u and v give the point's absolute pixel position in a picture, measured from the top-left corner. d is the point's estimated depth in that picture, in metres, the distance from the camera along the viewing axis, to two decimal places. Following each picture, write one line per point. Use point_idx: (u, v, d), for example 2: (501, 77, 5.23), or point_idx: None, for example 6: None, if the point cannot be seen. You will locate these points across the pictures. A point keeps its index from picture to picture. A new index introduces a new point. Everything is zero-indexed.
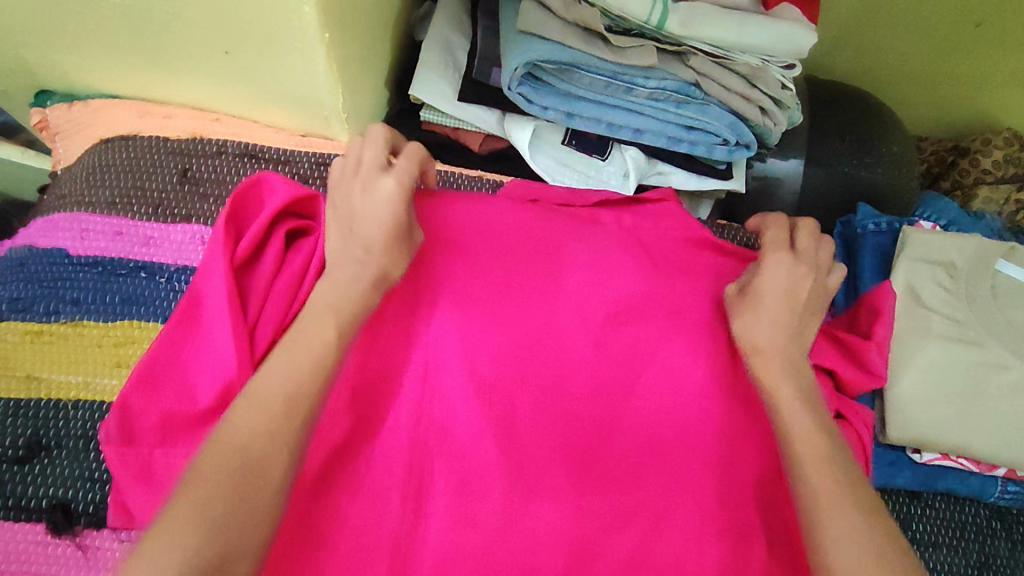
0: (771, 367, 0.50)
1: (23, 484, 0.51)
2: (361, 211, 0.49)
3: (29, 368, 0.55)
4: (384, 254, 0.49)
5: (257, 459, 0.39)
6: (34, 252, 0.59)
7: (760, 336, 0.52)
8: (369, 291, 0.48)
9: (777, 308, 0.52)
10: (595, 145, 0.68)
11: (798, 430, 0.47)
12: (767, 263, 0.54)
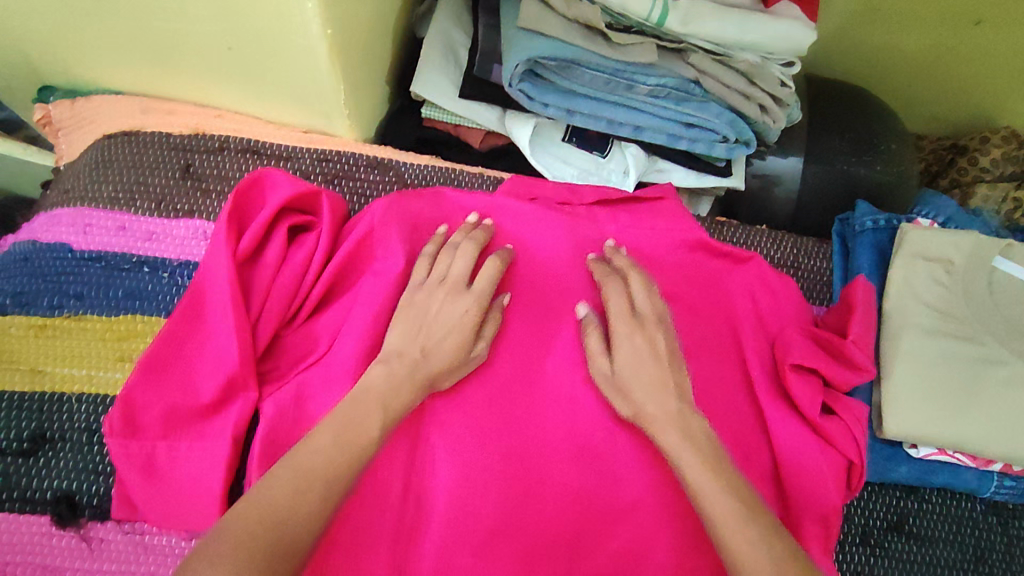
0: (666, 433, 0.51)
1: (28, 477, 0.52)
2: (434, 321, 0.53)
3: (33, 362, 0.55)
4: (446, 368, 0.52)
5: (276, 493, 0.39)
6: (38, 247, 0.59)
7: (646, 408, 0.53)
8: (417, 390, 0.50)
9: (642, 377, 0.54)
10: (595, 142, 0.69)
11: (705, 493, 0.47)
12: (618, 344, 0.55)
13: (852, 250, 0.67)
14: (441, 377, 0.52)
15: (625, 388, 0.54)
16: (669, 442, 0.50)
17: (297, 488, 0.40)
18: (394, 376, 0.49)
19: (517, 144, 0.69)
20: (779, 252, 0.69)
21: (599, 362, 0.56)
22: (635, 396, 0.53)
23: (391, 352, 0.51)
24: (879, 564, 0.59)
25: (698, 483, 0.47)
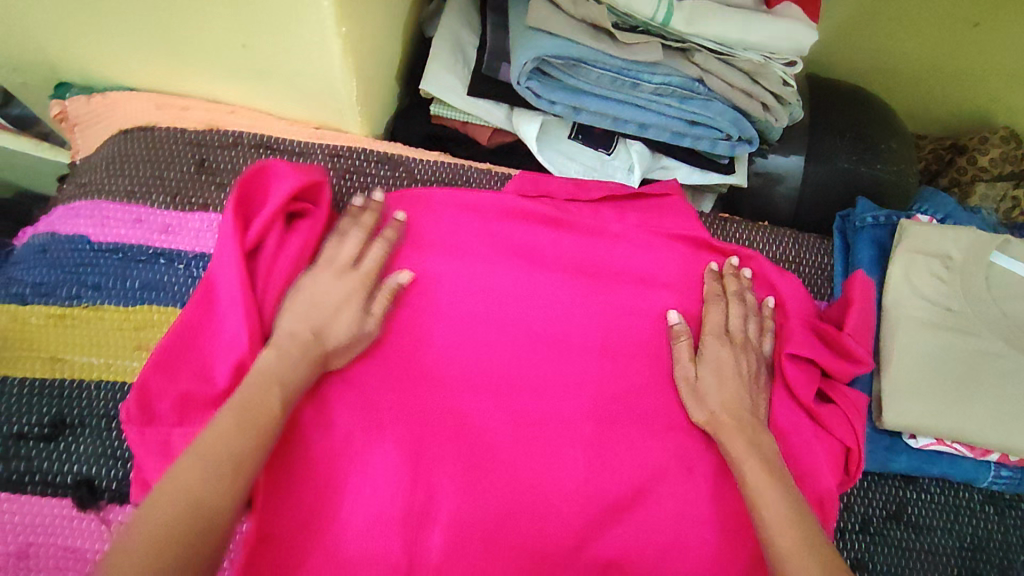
0: (735, 440, 0.55)
1: (49, 461, 0.53)
2: (324, 302, 0.54)
3: (53, 350, 0.57)
4: (339, 346, 0.53)
5: (199, 487, 0.41)
6: (56, 239, 0.60)
7: (721, 416, 0.56)
8: (309, 366, 0.51)
9: (724, 390, 0.58)
10: (601, 139, 0.70)
11: (766, 501, 0.50)
12: (705, 355, 0.59)
13: (852, 246, 0.69)
14: (332, 357, 0.53)
15: (703, 395, 0.58)
16: (735, 449, 0.54)
17: (207, 474, 0.42)
18: (286, 359, 0.50)
19: (524, 141, 0.70)
20: (780, 248, 0.70)
21: (683, 369, 0.59)
22: (710, 403, 0.57)
23: (280, 337, 0.51)
24: (878, 552, 0.60)
25: (755, 488, 0.51)
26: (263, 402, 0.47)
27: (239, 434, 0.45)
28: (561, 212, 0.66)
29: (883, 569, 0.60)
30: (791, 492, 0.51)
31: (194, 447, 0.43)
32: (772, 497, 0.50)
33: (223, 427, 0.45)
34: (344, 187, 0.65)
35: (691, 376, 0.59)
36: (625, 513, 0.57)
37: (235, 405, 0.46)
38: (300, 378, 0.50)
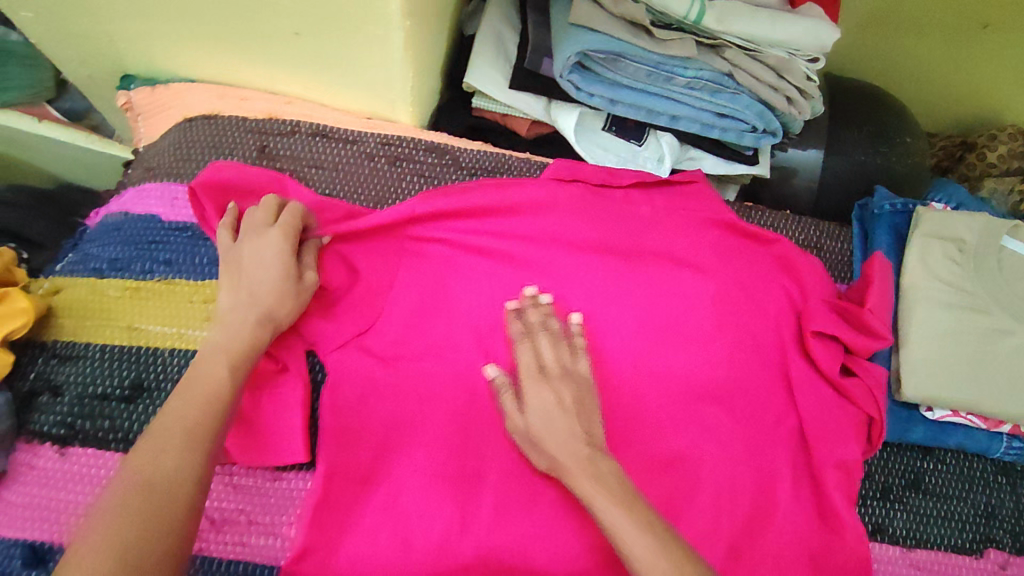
0: (579, 483, 0.51)
1: (129, 421, 0.57)
2: (252, 265, 0.57)
3: (130, 319, 0.61)
4: (279, 299, 0.56)
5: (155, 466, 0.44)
6: (130, 218, 0.65)
7: (559, 459, 0.53)
8: (254, 328, 0.54)
9: (554, 428, 0.54)
10: (633, 131, 0.75)
11: (620, 528, 0.48)
12: (529, 403, 0.56)
13: (870, 232, 0.72)
14: (277, 311, 0.56)
15: (540, 442, 0.55)
16: (583, 489, 0.51)
17: (158, 452, 0.45)
18: (231, 329, 0.54)
19: (561, 132, 0.74)
20: (802, 234, 0.74)
21: (519, 430, 0.57)
22: (548, 453, 0.54)
23: (224, 310, 0.55)
24: (897, 517, 0.64)
25: (614, 526, 0.48)
26: (209, 377, 0.50)
27: (191, 415, 0.47)
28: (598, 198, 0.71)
29: (902, 533, 0.64)
30: (645, 521, 0.48)
31: (151, 434, 0.46)
32: (626, 527, 0.48)
33: (183, 410, 0.47)
34: (396, 173, 0.70)
35: (524, 433, 0.57)
36: (659, 475, 0.61)
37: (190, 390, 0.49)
38: (249, 342, 0.53)
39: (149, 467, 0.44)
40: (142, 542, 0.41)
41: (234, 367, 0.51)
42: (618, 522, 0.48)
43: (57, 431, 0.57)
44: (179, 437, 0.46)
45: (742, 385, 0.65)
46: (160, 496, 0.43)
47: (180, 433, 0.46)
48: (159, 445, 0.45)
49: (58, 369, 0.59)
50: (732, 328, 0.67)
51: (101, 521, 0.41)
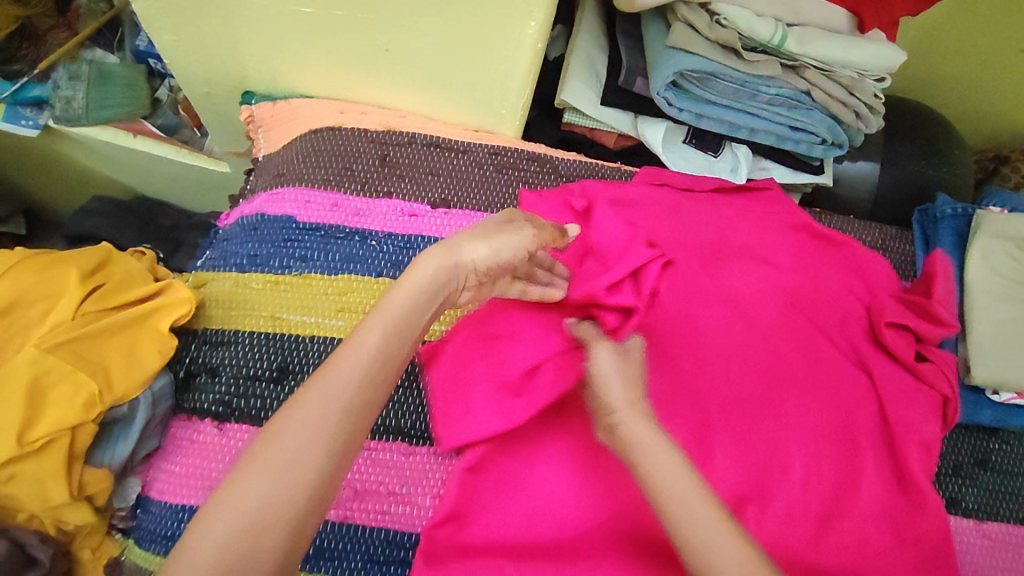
0: (638, 429, 0.50)
1: (278, 401, 0.62)
2: (507, 233, 0.56)
3: (272, 310, 0.67)
4: (495, 241, 0.55)
5: (311, 444, 0.42)
6: (265, 219, 0.71)
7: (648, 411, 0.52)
8: (450, 264, 0.53)
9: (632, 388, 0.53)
10: (711, 143, 0.82)
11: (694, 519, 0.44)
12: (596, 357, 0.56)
13: (933, 237, 0.78)
14: (463, 285, 0.55)
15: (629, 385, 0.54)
16: (662, 462, 0.48)
17: (311, 420, 0.42)
18: (432, 263, 0.52)
19: (647, 145, 0.82)
20: (867, 236, 0.81)
21: (600, 364, 0.55)
22: (617, 391, 0.53)
23: (457, 236, 0.54)
24: (969, 492, 0.70)
25: (687, 505, 0.45)
26: (359, 344, 0.46)
27: (342, 393, 0.44)
28: (686, 199, 0.76)
29: (974, 506, 0.70)
30: (701, 491, 0.46)
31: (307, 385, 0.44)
32: (705, 515, 0.45)
33: (343, 376, 0.45)
34: (503, 179, 0.76)
35: (618, 362, 0.55)
36: (755, 452, 0.66)
37: (339, 359, 0.45)
38: (432, 282, 0.52)
39: (278, 448, 0.41)
40: (254, 510, 0.39)
41: (405, 318, 0.50)
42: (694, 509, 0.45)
43: (215, 408, 0.62)
44: (317, 413, 0.43)
45: (831, 370, 0.70)
46: (289, 476, 0.40)
47: (333, 412, 0.43)
48: (310, 408, 0.43)
49: (210, 353, 0.65)
50: (811, 320, 0.73)
51: (238, 501, 0.39)
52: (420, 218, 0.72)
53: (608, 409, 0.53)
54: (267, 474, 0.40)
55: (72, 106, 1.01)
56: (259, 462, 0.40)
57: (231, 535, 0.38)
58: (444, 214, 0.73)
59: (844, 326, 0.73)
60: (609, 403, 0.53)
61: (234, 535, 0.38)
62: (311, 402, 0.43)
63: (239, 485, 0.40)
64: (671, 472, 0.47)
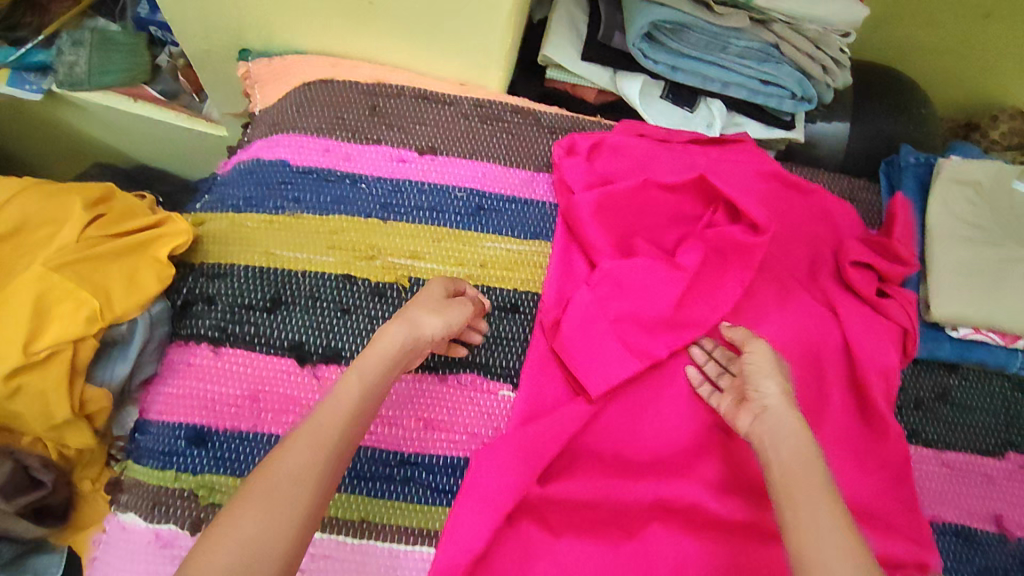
0: (785, 413, 0.56)
1: (271, 328, 0.67)
2: (455, 308, 0.62)
3: (266, 246, 0.70)
4: (445, 313, 0.60)
5: (295, 482, 0.46)
6: (260, 163, 0.75)
7: (784, 399, 0.58)
8: (407, 334, 0.57)
9: (772, 375, 0.60)
10: (686, 99, 0.85)
11: (806, 484, 0.50)
12: (753, 349, 0.63)
13: (898, 182, 0.81)
14: (420, 355, 0.60)
15: (768, 378, 0.60)
16: (788, 438, 0.54)
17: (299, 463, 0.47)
18: (389, 334, 0.56)
19: (626, 100, 0.85)
20: (836, 187, 0.84)
21: (758, 357, 0.62)
22: (775, 382, 0.59)
23: (412, 313, 0.58)
24: (929, 424, 0.74)
25: (803, 465, 0.51)
26: (340, 395, 0.52)
27: (327, 438, 0.49)
28: (663, 147, 0.79)
29: (934, 437, 0.73)
30: (822, 470, 0.51)
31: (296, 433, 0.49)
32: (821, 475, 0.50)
33: (327, 423, 0.50)
34: (487, 129, 0.79)
35: (775, 361, 0.62)
36: None
37: (325, 405, 0.51)
38: (393, 349, 0.56)
39: (268, 485, 0.46)
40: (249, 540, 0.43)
41: (370, 378, 0.54)
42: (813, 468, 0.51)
43: (211, 333, 0.66)
44: (307, 453, 0.48)
45: (800, 307, 0.73)
46: (283, 507, 0.45)
47: (319, 456, 0.48)
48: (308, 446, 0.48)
49: (207, 285, 0.68)
50: (783, 262, 0.76)
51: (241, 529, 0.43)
52: (408, 164, 0.76)
53: (763, 395, 0.59)
54: (259, 507, 0.44)
55: (75, 71, 1.04)
56: (258, 498, 0.45)
57: (230, 564, 0.41)
58: (430, 160, 0.76)
59: (812, 270, 0.76)
60: (771, 388, 0.59)
61: (232, 565, 0.41)
62: (299, 444, 0.48)
63: (236, 512, 0.44)
64: (807, 460, 0.52)
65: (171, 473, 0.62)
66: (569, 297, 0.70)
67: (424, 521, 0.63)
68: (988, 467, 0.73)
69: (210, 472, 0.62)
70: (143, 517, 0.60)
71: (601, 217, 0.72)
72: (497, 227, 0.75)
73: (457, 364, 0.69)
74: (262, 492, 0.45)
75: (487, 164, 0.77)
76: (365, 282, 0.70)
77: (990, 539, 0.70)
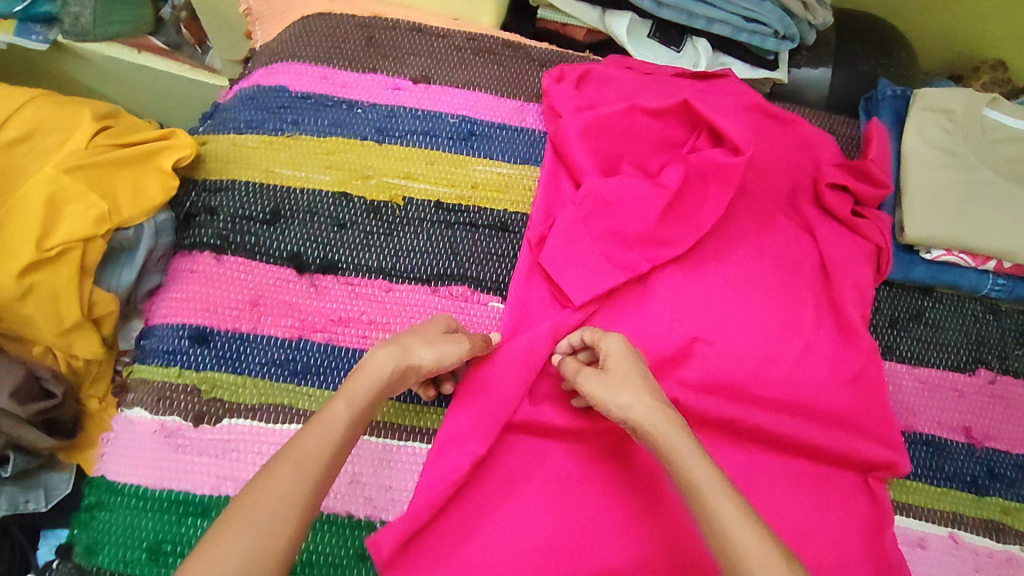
0: (655, 421, 0.54)
1: (270, 239, 0.70)
2: (447, 343, 0.60)
3: (266, 165, 0.73)
4: (438, 351, 0.59)
5: (276, 512, 0.43)
6: (261, 89, 0.78)
7: (636, 419, 0.55)
8: (395, 367, 0.55)
9: (614, 393, 0.57)
10: (673, 38, 0.88)
11: (714, 495, 0.48)
12: (582, 387, 0.59)
13: (874, 114, 0.85)
14: (407, 385, 0.58)
15: (610, 404, 0.57)
16: (673, 453, 0.52)
17: (290, 490, 0.45)
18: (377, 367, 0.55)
19: (615, 38, 0.88)
20: (816, 120, 0.87)
21: (590, 391, 0.58)
22: (617, 404, 0.56)
23: (406, 341, 0.57)
24: (904, 342, 0.76)
25: (701, 478, 0.49)
26: (330, 420, 0.50)
27: (315, 467, 0.47)
28: (649, 78, 0.81)
29: (907, 354, 0.76)
30: (719, 477, 0.50)
31: (282, 457, 0.47)
32: (715, 485, 0.49)
33: (314, 453, 0.48)
34: (479, 61, 0.82)
35: (604, 371, 0.59)
36: (707, 298, 0.72)
37: (308, 433, 0.49)
38: (383, 382, 0.54)
39: (254, 517, 0.43)
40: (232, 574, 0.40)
41: (354, 414, 0.51)
42: (706, 476, 0.50)
43: (213, 242, 0.69)
44: (292, 485, 0.45)
45: (779, 229, 0.76)
46: (266, 538, 0.42)
47: (305, 489, 0.46)
48: (298, 472, 0.46)
49: (210, 198, 0.71)
50: (765, 188, 0.78)
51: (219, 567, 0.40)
52: (403, 91, 0.79)
53: (623, 421, 0.57)
54: (243, 540, 0.41)
55: (80, 21, 1.05)
56: (248, 519, 0.42)
57: None
58: (424, 89, 0.79)
59: (792, 197, 0.79)
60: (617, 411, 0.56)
61: None
62: (285, 474, 0.46)
63: (219, 546, 0.41)
64: (694, 473, 0.50)
65: (176, 370, 0.65)
66: (556, 214, 0.73)
67: (416, 419, 0.67)
68: (961, 382, 0.75)
69: (213, 369, 0.65)
70: (148, 410, 0.64)
71: (586, 141, 0.75)
72: (488, 152, 0.77)
73: (448, 277, 0.71)
74: (252, 517, 0.42)
75: (480, 94, 0.80)
76: (361, 199, 0.73)
77: (959, 448, 0.73)
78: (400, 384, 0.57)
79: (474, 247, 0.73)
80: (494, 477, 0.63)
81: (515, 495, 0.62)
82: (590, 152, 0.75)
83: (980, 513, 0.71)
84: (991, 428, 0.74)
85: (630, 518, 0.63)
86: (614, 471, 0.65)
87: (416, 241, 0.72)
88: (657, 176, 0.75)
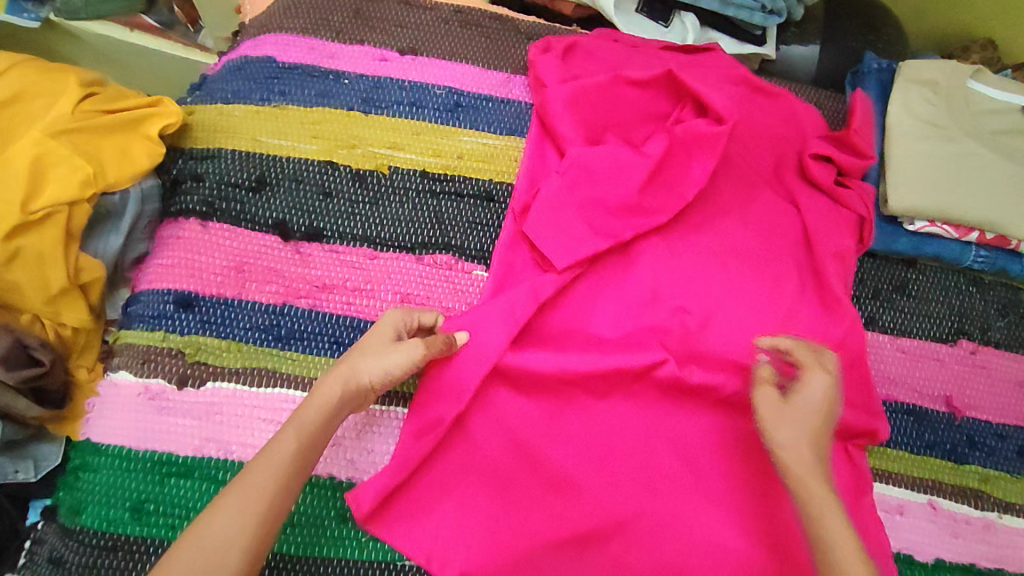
0: (803, 462, 0.58)
1: (256, 206, 0.70)
2: (393, 353, 0.59)
3: (252, 134, 0.74)
4: (384, 363, 0.58)
5: (222, 542, 0.47)
6: (248, 60, 0.78)
7: (789, 453, 0.59)
8: (341, 391, 0.56)
9: (786, 426, 0.60)
10: (661, 13, 0.88)
11: (836, 543, 0.53)
12: (758, 401, 0.62)
13: (859, 86, 0.85)
14: (367, 399, 0.59)
15: (774, 432, 0.60)
16: (812, 497, 0.56)
17: (235, 521, 0.48)
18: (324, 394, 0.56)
19: (602, 13, 0.88)
20: (803, 94, 0.87)
21: (761, 406, 0.62)
22: (778, 433, 0.60)
23: (351, 361, 0.57)
24: (886, 312, 0.77)
25: (827, 528, 0.54)
26: (276, 451, 0.52)
27: (261, 494, 0.49)
28: (636, 51, 0.82)
29: (889, 325, 0.76)
30: (847, 529, 0.54)
31: (232, 488, 0.49)
32: (840, 535, 0.53)
33: (259, 481, 0.50)
34: (467, 34, 0.83)
35: (786, 400, 0.62)
36: (691, 267, 0.72)
37: (257, 462, 0.51)
38: (332, 406, 0.55)
39: (199, 547, 0.46)
40: None
41: (302, 438, 0.53)
42: (833, 525, 0.54)
43: (199, 209, 0.69)
44: (236, 518, 0.48)
45: (763, 199, 0.76)
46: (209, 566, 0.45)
47: (250, 518, 0.48)
48: (244, 503, 0.49)
49: (196, 165, 0.72)
50: (751, 159, 0.78)
51: None
52: (390, 63, 0.79)
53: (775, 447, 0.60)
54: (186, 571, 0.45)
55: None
56: (191, 546, 0.46)
57: None
58: (411, 61, 0.80)
59: (779, 169, 0.79)
60: (774, 441, 0.60)
61: None
62: (231, 506, 0.48)
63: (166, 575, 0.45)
64: (826, 521, 0.54)
65: (161, 334, 0.65)
66: (540, 184, 0.74)
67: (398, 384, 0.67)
68: (942, 352, 0.76)
69: (197, 333, 0.66)
70: (134, 372, 0.64)
71: (571, 111, 0.75)
72: (474, 122, 0.78)
73: (433, 246, 0.72)
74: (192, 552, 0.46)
75: (467, 65, 0.81)
76: (346, 168, 0.73)
77: (940, 418, 0.73)
78: (360, 398, 0.58)
79: (458, 217, 0.73)
80: (475, 441, 0.64)
81: (496, 459, 0.63)
82: (574, 121, 0.75)
83: (960, 481, 0.71)
84: (971, 397, 0.74)
85: (610, 481, 0.63)
86: (596, 437, 0.65)
87: (401, 210, 0.72)
88: (642, 147, 0.76)
